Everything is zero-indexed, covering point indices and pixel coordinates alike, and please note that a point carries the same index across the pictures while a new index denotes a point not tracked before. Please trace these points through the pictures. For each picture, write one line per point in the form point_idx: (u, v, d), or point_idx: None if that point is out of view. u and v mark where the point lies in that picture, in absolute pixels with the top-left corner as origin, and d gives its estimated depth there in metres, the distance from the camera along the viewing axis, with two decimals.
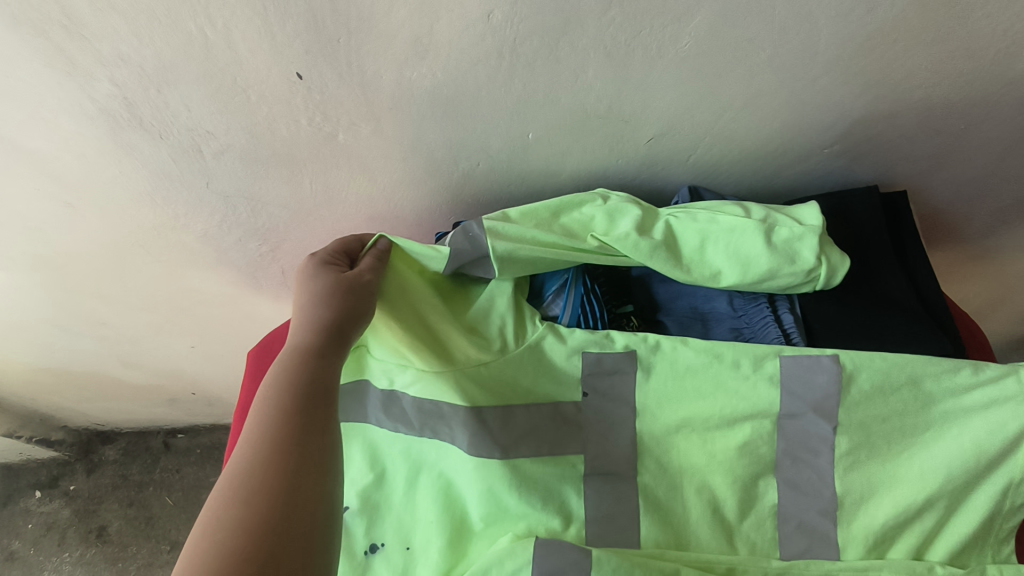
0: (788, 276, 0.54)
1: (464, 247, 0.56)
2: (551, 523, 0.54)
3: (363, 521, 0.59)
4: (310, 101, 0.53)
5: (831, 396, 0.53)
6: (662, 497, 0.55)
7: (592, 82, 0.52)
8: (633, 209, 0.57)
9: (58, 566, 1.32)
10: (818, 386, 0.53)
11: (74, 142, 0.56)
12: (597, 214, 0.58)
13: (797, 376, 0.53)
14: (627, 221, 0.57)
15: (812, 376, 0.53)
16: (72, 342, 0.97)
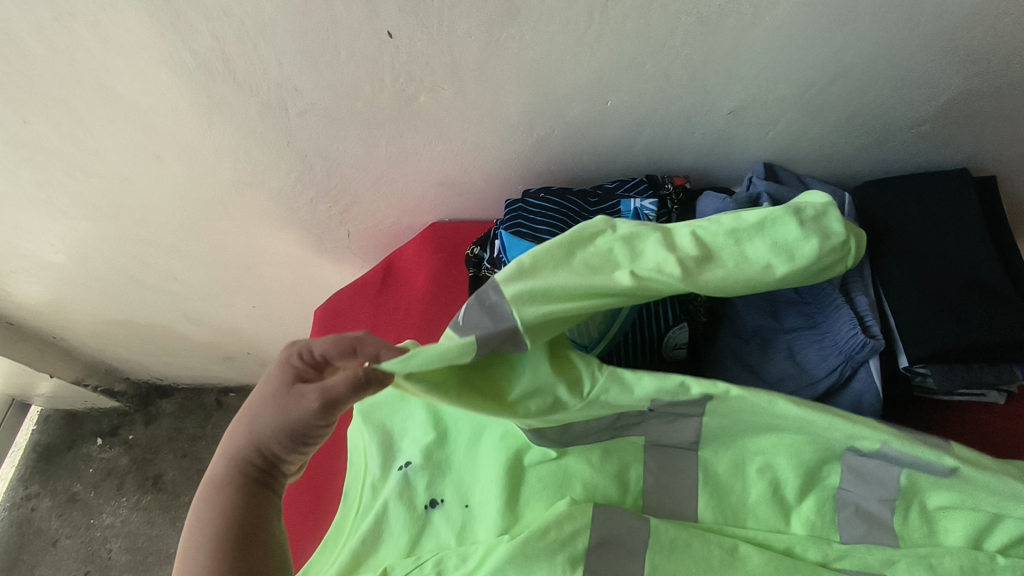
0: (830, 255, 0.46)
1: (483, 321, 0.42)
2: (609, 489, 0.55)
3: (425, 474, 0.60)
4: (397, 60, 0.54)
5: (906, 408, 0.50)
6: (723, 476, 0.53)
7: (680, 48, 0.51)
8: (652, 233, 0.45)
9: (115, 509, 1.39)
10: (865, 392, 0.54)
11: (169, 94, 0.59)
12: (614, 245, 0.45)
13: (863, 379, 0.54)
14: (650, 246, 0.45)
15: (862, 383, 0.55)
16: (143, 295, 1.01)
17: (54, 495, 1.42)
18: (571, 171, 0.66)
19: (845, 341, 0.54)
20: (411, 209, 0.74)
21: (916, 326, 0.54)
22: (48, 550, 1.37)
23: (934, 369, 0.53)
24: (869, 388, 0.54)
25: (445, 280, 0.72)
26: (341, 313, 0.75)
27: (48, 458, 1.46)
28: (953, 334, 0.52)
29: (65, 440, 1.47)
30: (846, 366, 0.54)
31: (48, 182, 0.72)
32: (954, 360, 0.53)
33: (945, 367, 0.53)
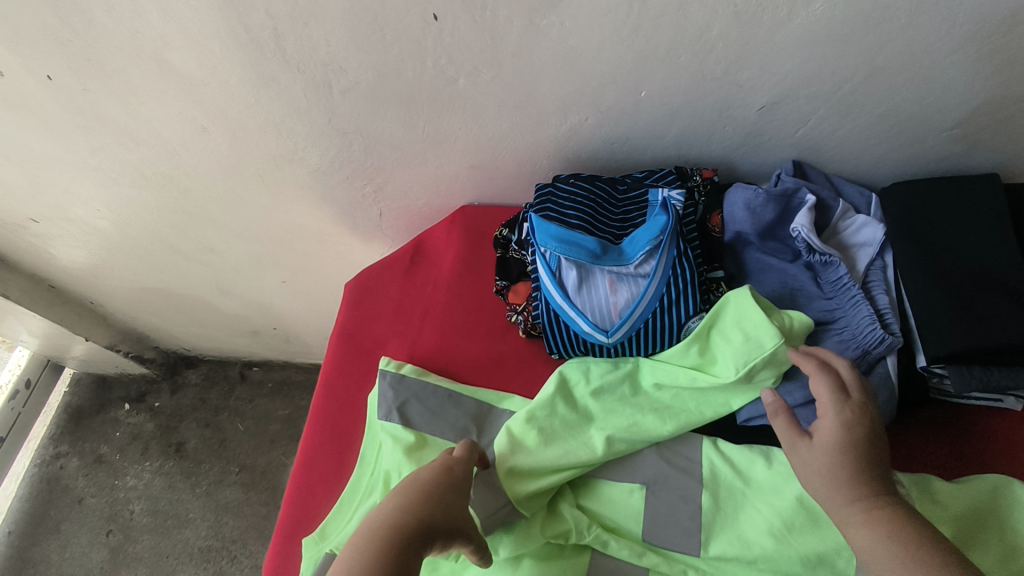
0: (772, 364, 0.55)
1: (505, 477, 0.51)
2: (611, 492, 0.56)
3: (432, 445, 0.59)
4: (440, 43, 0.56)
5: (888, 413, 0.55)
6: (727, 479, 0.55)
7: (716, 42, 0.52)
8: (615, 397, 0.58)
9: (138, 473, 1.44)
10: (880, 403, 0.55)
11: (221, 68, 0.62)
12: (580, 414, 0.58)
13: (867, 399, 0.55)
14: (611, 416, 0.58)
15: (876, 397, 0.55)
16: (179, 265, 1.05)
17: (81, 456, 1.48)
18: (602, 159, 0.67)
19: (863, 335, 0.56)
20: (443, 190, 0.76)
21: (939, 328, 0.54)
22: (73, 508, 1.42)
23: (950, 370, 0.54)
24: (883, 386, 0.55)
25: (471, 262, 0.73)
26: (367, 289, 0.75)
27: (78, 420, 1.52)
28: (974, 335, 0.53)
29: (94, 404, 1.53)
30: (861, 362, 0.56)
31: (100, 148, 0.76)
32: (972, 362, 0.54)
33: (961, 368, 0.54)
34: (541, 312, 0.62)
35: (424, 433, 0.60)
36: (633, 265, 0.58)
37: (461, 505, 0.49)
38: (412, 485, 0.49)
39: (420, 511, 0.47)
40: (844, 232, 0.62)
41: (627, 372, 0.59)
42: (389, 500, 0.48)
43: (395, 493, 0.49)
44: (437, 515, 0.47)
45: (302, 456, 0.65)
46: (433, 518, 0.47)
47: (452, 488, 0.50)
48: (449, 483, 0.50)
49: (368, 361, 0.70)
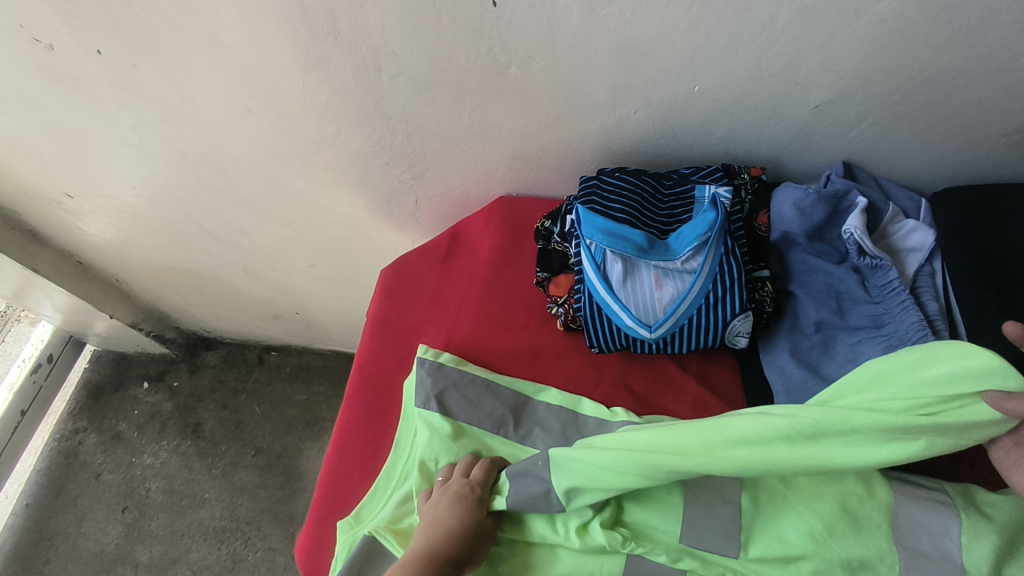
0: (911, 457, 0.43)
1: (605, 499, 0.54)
2: (650, 494, 0.56)
3: (471, 435, 0.60)
4: (496, 29, 0.55)
5: None
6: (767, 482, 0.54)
7: (778, 38, 0.52)
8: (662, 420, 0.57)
9: (155, 451, 1.45)
10: None
11: (272, 48, 0.61)
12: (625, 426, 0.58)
13: None
14: None
15: None
16: (208, 246, 1.05)
17: (100, 432, 1.49)
18: (647, 153, 0.67)
19: (912, 341, 0.55)
20: (482, 180, 0.76)
21: (993, 336, 0.53)
22: (91, 483, 1.43)
23: None
24: None
25: (509, 253, 0.73)
26: (403, 276, 0.75)
27: (98, 396, 1.53)
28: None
29: (114, 382, 1.54)
30: None
31: (143, 126, 0.76)
32: None
33: None
34: (583, 305, 0.61)
35: (462, 422, 0.61)
36: (680, 260, 0.57)
37: (479, 522, 0.53)
38: (432, 522, 0.53)
39: (443, 540, 0.50)
40: (893, 236, 0.62)
41: (785, 422, 0.44)
42: (419, 539, 0.52)
43: (421, 533, 0.53)
44: (455, 543, 0.50)
45: (337, 440, 0.65)
46: (452, 547, 0.50)
47: (465, 505, 0.53)
48: (460, 504, 0.53)
49: (404, 347, 0.70)
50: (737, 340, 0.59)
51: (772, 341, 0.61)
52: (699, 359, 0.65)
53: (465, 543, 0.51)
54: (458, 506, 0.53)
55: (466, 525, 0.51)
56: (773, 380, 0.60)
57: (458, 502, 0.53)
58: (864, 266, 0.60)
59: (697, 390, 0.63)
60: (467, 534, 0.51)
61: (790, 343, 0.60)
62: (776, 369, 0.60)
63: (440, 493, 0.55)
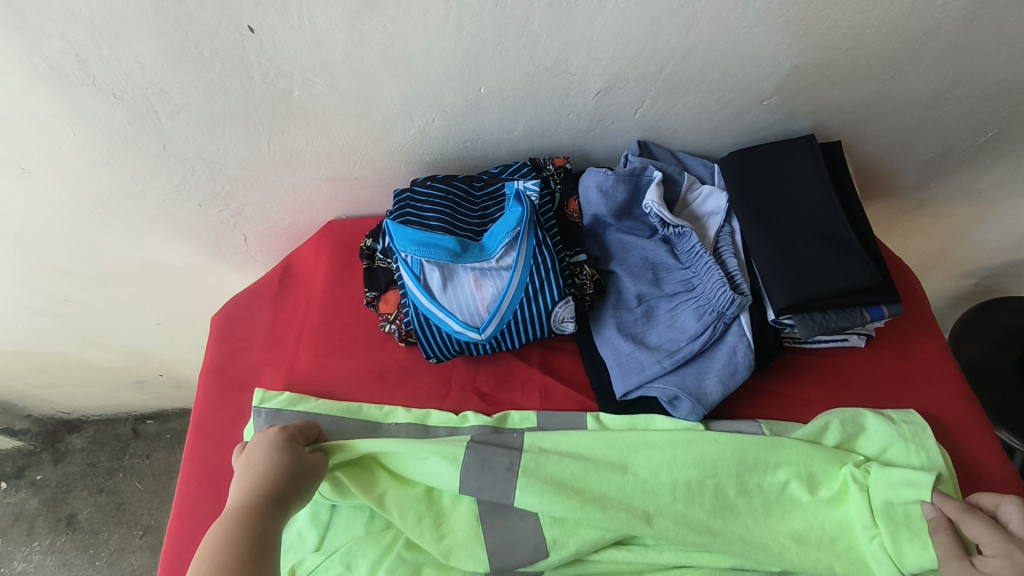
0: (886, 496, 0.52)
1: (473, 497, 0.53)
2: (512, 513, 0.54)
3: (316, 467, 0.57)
4: (264, 56, 0.54)
5: (743, 365, 0.58)
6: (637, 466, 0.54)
7: (538, 34, 0.54)
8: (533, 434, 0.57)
9: (26, 556, 1.30)
10: (738, 356, 0.58)
11: (26, 102, 0.56)
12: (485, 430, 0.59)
13: (724, 357, 0.58)
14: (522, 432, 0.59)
15: (735, 352, 0.58)
16: (33, 323, 0.96)
17: None
18: (457, 158, 0.68)
19: (716, 298, 0.59)
20: (306, 207, 0.74)
21: (780, 281, 0.58)
22: None
23: (796, 319, 0.58)
24: (740, 342, 0.58)
25: (344, 276, 0.72)
26: (236, 319, 0.71)
27: None
28: (810, 282, 0.57)
29: None
30: (718, 324, 0.59)
31: None
32: (812, 308, 0.58)
33: (805, 317, 0.58)
34: (411, 318, 0.60)
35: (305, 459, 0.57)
36: (495, 259, 0.58)
37: (299, 457, 0.52)
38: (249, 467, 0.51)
39: (263, 482, 0.49)
40: (693, 203, 0.66)
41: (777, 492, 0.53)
42: (235, 494, 0.49)
43: (235, 489, 0.50)
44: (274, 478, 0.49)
45: (178, 506, 0.61)
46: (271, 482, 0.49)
47: (288, 444, 0.53)
48: (275, 449, 0.52)
49: (244, 393, 0.66)
50: (564, 325, 0.61)
51: (600, 321, 0.63)
52: (541, 349, 0.67)
53: (285, 481, 0.50)
54: (272, 449, 0.52)
55: (285, 461, 0.51)
56: (606, 358, 0.62)
57: (275, 441, 0.53)
58: (671, 235, 0.64)
59: (542, 379, 0.64)
60: (286, 471, 0.50)
61: (616, 319, 0.62)
62: (608, 346, 0.62)
63: (260, 441, 0.53)
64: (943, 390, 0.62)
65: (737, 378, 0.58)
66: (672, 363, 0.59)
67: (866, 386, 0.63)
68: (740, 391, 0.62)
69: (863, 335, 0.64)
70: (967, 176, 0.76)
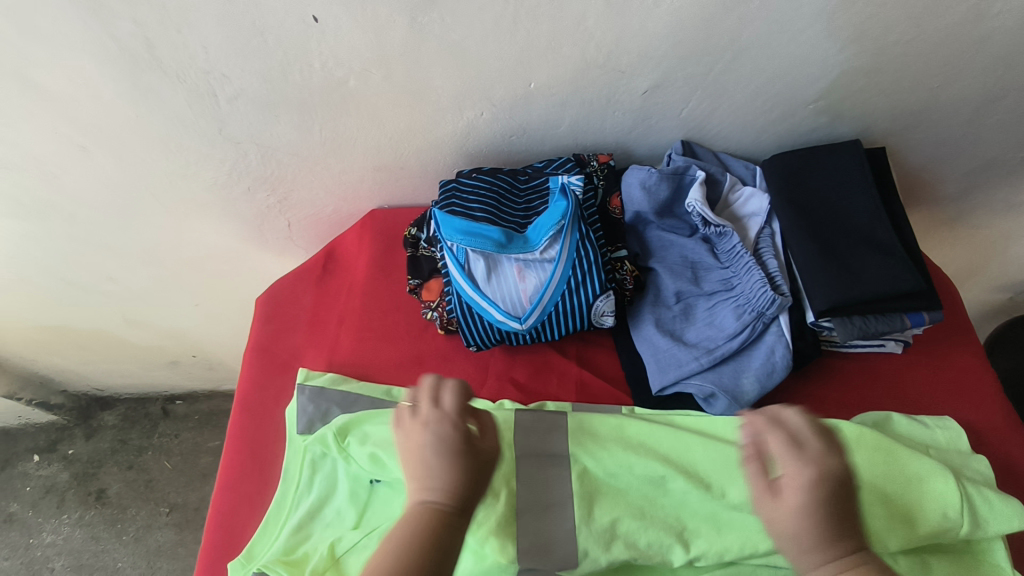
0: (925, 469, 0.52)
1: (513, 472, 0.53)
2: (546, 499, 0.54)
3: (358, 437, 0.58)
4: (324, 45, 0.55)
5: (780, 364, 0.58)
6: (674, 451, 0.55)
7: (592, 30, 0.55)
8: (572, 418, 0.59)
9: (56, 527, 1.33)
10: (776, 355, 0.59)
11: (95, 83, 0.59)
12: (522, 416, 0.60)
13: (762, 356, 0.59)
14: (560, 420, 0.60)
15: (773, 352, 0.59)
16: (77, 300, 0.99)
17: None
18: (502, 151, 0.69)
19: (756, 298, 0.59)
20: (351, 195, 0.76)
21: (820, 284, 0.58)
22: None
23: (836, 322, 0.58)
24: (778, 342, 0.59)
25: (385, 264, 0.73)
26: (280, 302, 0.73)
27: None
28: (851, 286, 0.57)
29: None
30: (757, 323, 0.59)
31: None
32: (852, 312, 0.58)
33: (844, 320, 0.58)
34: (454, 306, 0.62)
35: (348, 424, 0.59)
36: (538, 251, 0.59)
37: (461, 425, 0.47)
38: (429, 437, 0.46)
39: (456, 465, 0.45)
40: (734, 204, 0.67)
41: None
42: (423, 463, 0.45)
43: (415, 459, 0.45)
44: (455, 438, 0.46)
45: (222, 479, 0.64)
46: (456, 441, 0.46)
47: (455, 413, 0.47)
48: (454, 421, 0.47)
49: (286, 374, 0.69)
50: (604, 319, 0.62)
51: (638, 316, 0.64)
52: (578, 342, 0.68)
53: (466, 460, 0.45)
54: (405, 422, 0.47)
55: (461, 435, 0.46)
56: (643, 353, 0.63)
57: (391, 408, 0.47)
58: (711, 235, 0.64)
59: (578, 372, 0.66)
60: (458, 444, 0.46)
61: (654, 315, 0.63)
62: (645, 341, 0.63)
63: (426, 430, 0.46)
64: (983, 398, 0.62)
65: (774, 378, 0.58)
66: (710, 360, 0.59)
67: (903, 392, 0.63)
68: (775, 392, 0.63)
69: (900, 342, 0.64)
70: (1011, 187, 0.76)
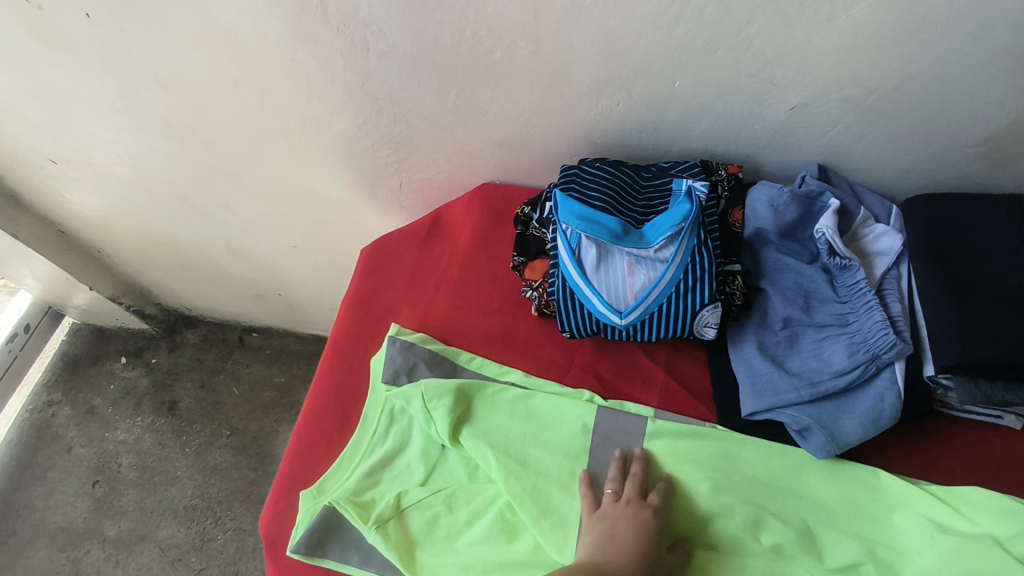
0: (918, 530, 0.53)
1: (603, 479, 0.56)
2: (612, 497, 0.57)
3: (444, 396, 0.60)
4: (482, 14, 0.56)
5: (889, 412, 0.55)
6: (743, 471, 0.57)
7: (755, 37, 0.53)
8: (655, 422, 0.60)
9: (129, 427, 1.44)
10: (885, 403, 0.55)
11: (261, 20, 0.62)
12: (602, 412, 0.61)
13: (868, 400, 0.56)
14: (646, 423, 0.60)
15: (882, 400, 0.55)
16: (191, 221, 1.05)
17: (74, 405, 1.47)
18: (628, 145, 0.68)
19: (874, 340, 0.56)
20: (466, 165, 0.77)
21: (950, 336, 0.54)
22: (62, 456, 1.41)
23: (957, 382, 0.55)
24: (889, 389, 0.56)
25: (490, 238, 0.74)
26: (383, 255, 0.76)
27: (74, 369, 1.52)
28: (985, 343, 0.52)
29: (91, 355, 1.53)
30: (870, 365, 0.56)
31: (129, 93, 0.76)
32: (980, 375, 0.54)
33: (968, 381, 0.54)
34: (556, 289, 0.62)
35: (433, 383, 0.61)
36: (653, 249, 0.58)
37: None
38: None
39: None
40: (863, 239, 0.63)
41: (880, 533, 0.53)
42: None
43: None
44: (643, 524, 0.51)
45: (306, 412, 0.67)
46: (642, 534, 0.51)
47: None
48: None
49: (380, 325, 0.71)
50: (705, 331, 0.61)
51: (739, 335, 0.62)
52: (669, 350, 0.66)
53: None
54: None
55: None
56: (738, 373, 0.61)
57: None
58: (833, 266, 0.61)
59: (665, 380, 0.64)
60: None
61: (757, 337, 0.61)
62: (743, 361, 0.61)
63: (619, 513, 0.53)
64: None
65: (879, 425, 0.55)
66: (812, 394, 0.56)
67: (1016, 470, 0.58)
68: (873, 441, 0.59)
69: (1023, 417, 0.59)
70: None
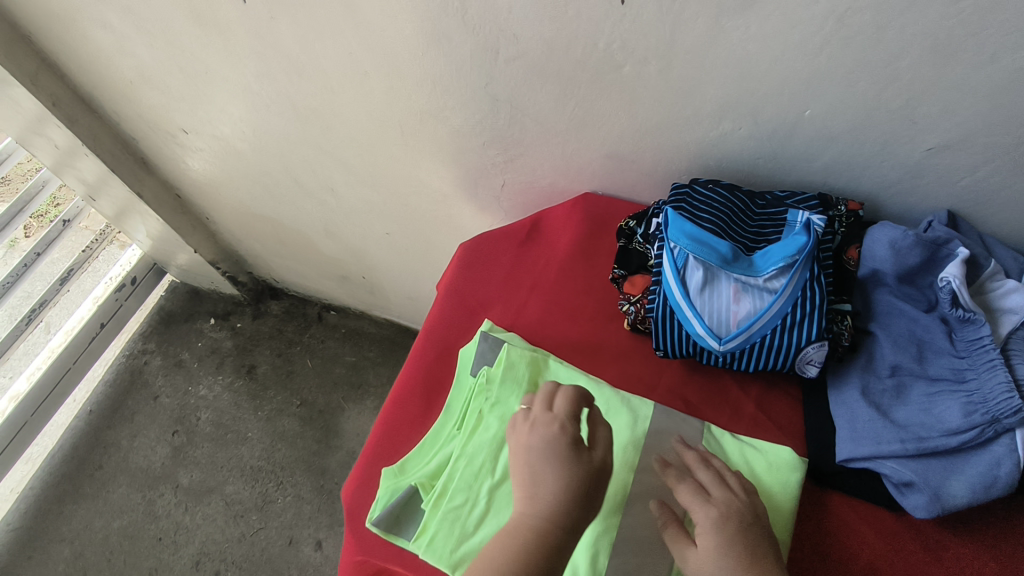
0: None
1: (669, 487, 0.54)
2: None
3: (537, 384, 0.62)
4: (618, 27, 0.57)
5: (1003, 482, 0.51)
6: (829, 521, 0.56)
7: (903, 73, 0.51)
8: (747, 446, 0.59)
9: (211, 384, 1.53)
10: (1002, 473, 0.52)
11: (402, 17, 0.65)
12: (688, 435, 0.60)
13: (981, 466, 0.52)
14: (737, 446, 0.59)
15: (998, 468, 0.52)
16: (295, 200, 1.12)
17: (165, 357, 1.58)
18: (742, 170, 0.67)
19: (995, 402, 0.53)
20: (571, 173, 0.78)
21: None
22: (149, 403, 1.52)
23: None
24: (1008, 457, 0.52)
25: (587, 247, 0.75)
26: (480, 252, 0.77)
27: (168, 323, 1.63)
28: None
29: (184, 313, 1.64)
30: (988, 429, 0.53)
31: (265, 75, 0.82)
32: None
33: None
34: (656, 307, 0.62)
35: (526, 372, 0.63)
36: (762, 278, 0.57)
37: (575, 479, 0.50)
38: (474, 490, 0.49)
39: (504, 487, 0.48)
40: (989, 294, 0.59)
41: None
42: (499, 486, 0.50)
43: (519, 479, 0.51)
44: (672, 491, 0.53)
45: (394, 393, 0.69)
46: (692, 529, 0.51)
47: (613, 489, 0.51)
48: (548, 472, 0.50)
49: (472, 319, 0.73)
50: (807, 368, 0.59)
51: (842, 377, 0.60)
52: (762, 384, 0.65)
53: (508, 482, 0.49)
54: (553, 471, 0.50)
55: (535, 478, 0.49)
56: (838, 417, 0.59)
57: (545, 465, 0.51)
58: (954, 318, 0.58)
59: (754, 412, 0.63)
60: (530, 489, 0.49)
61: (861, 381, 0.59)
62: (843, 406, 0.59)
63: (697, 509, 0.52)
64: None
65: (990, 493, 0.52)
66: (917, 449, 0.54)
67: None
68: (980, 509, 0.56)
69: None
70: None
